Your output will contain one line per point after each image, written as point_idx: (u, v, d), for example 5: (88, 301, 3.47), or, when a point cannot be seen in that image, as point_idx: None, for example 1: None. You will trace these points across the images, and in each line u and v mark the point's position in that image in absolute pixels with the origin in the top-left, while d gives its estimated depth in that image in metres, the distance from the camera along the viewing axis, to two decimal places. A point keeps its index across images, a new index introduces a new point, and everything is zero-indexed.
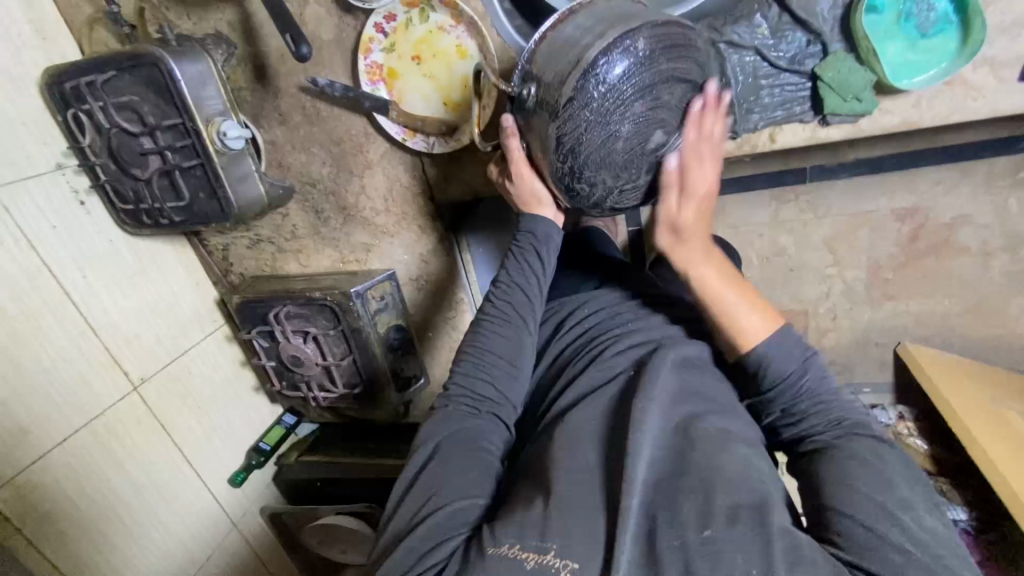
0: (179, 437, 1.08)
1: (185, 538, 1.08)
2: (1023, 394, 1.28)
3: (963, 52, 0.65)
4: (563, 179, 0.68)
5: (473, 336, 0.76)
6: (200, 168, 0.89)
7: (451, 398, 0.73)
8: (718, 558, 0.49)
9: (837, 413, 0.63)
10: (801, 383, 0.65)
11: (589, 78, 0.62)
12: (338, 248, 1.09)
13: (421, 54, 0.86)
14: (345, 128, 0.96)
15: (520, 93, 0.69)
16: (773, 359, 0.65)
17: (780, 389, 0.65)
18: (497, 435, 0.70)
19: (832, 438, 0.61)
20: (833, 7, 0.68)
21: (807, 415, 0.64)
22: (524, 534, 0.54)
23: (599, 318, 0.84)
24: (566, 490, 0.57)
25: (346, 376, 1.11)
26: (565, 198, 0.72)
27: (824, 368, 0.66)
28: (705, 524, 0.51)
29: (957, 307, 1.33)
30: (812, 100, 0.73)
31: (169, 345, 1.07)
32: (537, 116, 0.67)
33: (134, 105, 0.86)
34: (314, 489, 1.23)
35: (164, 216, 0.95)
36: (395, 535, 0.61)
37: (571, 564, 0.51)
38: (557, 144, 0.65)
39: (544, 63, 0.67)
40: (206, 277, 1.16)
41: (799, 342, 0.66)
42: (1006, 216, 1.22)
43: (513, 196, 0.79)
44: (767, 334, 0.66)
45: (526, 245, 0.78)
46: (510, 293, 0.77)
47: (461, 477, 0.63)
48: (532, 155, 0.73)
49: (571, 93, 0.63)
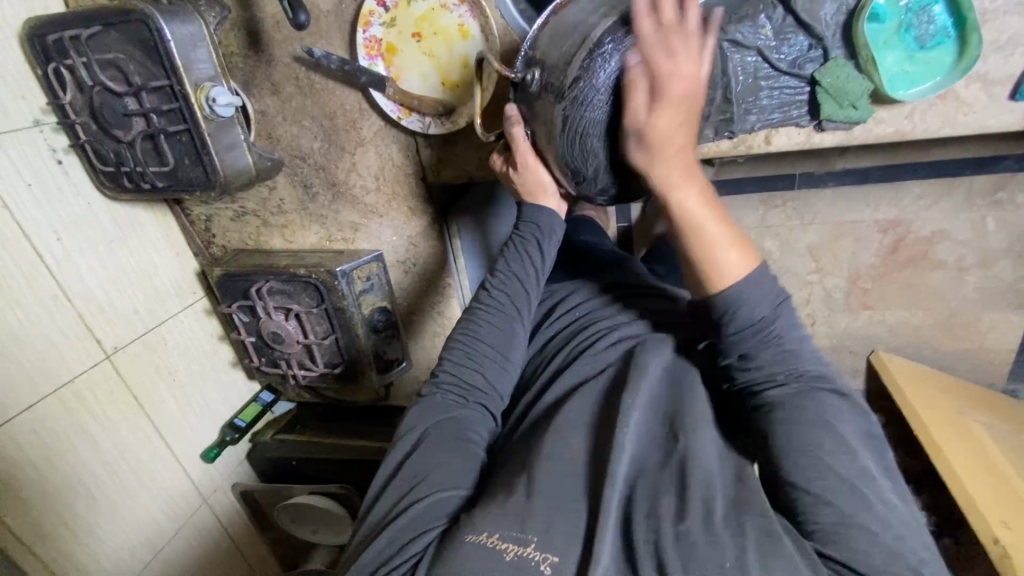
0: (153, 409, 1.06)
1: (154, 512, 1.06)
2: (986, 406, 1.33)
3: (958, 67, 0.66)
4: (571, 164, 0.67)
5: (465, 324, 0.76)
6: (187, 134, 0.86)
7: (439, 386, 0.72)
8: (694, 551, 0.50)
9: (800, 367, 0.60)
10: (770, 331, 0.60)
11: (595, 59, 0.61)
12: (325, 226, 1.07)
13: (421, 31, 0.84)
14: (338, 103, 0.94)
15: (523, 79, 0.69)
16: (744, 305, 0.59)
17: (745, 335, 0.60)
18: (483, 426, 0.71)
19: (790, 394, 0.58)
20: (836, 13, 0.68)
21: (769, 363, 0.60)
22: (503, 526, 0.54)
23: (589, 308, 0.85)
24: (548, 480, 0.58)
25: (327, 355, 1.09)
26: (570, 184, 0.71)
27: (797, 317, 0.61)
28: (680, 517, 0.52)
29: (930, 319, 1.37)
30: (808, 105, 0.74)
31: (146, 315, 1.04)
32: (540, 101, 0.67)
33: (120, 64, 0.83)
34: (288, 468, 1.22)
35: (146, 180, 0.92)
36: (376, 523, 0.61)
37: (550, 558, 0.51)
38: (565, 127, 0.64)
39: (548, 46, 0.67)
40: (187, 247, 1.14)
41: (773, 286, 0.61)
42: (982, 234, 1.25)
43: (516, 184, 0.77)
44: (744, 273, 0.60)
45: (528, 236, 0.76)
46: (508, 284, 0.76)
47: (445, 467, 0.63)
48: (537, 143, 0.72)
49: (576, 73, 0.62)
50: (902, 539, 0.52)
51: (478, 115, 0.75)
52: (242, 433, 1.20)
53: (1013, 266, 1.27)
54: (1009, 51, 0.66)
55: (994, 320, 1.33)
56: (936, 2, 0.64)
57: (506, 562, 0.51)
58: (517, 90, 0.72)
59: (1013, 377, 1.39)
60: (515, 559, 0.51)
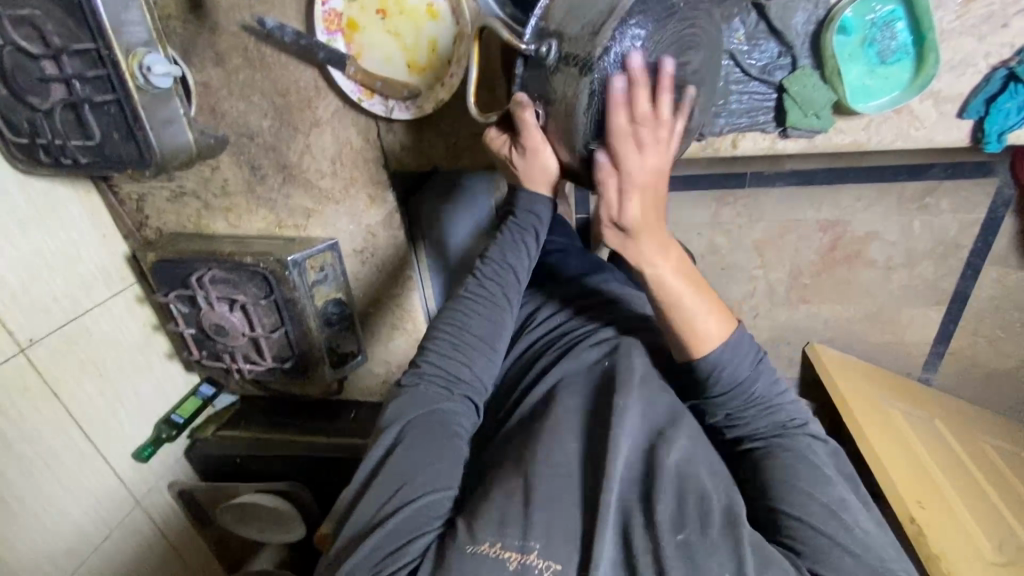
0: (75, 406, 0.97)
1: (80, 517, 0.98)
2: (906, 393, 1.45)
3: (915, 84, 0.69)
4: (589, 148, 0.62)
5: (450, 313, 0.73)
6: (116, 105, 0.76)
7: (422, 376, 0.70)
8: (691, 561, 0.53)
9: (779, 419, 0.64)
10: (750, 390, 0.64)
11: (624, 30, 0.58)
12: (275, 211, 1.00)
13: (387, 8, 0.78)
14: (292, 80, 0.86)
15: (536, 52, 0.63)
16: (726, 367, 0.63)
17: (732, 394, 0.64)
18: (469, 418, 0.70)
19: (770, 442, 0.63)
20: (807, 24, 0.69)
21: (752, 419, 0.65)
22: (505, 533, 0.56)
23: (571, 313, 0.85)
24: (547, 488, 0.60)
25: (275, 349, 1.03)
26: (582, 170, 0.66)
27: (774, 374, 0.66)
28: (678, 527, 0.55)
29: (860, 314, 1.47)
30: (774, 112, 0.75)
31: (67, 302, 0.94)
32: (559, 78, 0.61)
33: (35, 21, 0.72)
34: (233, 467, 1.15)
35: (67, 155, 0.81)
36: (361, 526, 0.60)
37: (553, 565, 0.54)
38: (588, 108, 0.59)
39: (564, 15, 0.61)
40: (116, 228, 1.03)
41: (750, 348, 0.64)
42: (910, 235, 1.34)
43: (518, 169, 0.72)
44: (721, 342, 0.63)
45: (528, 226, 0.73)
46: (500, 272, 0.74)
47: (434, 468, 0.63)
48: (550, 131, 0.67)
49: (607, 42, 0.58)
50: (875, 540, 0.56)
51: (473, 97, 0.70)
52: (180, 430, 1.13)
53: (935, 266, 1.37)
54: (960, 71, 0.69)
55: (915, 315, 1.44)
56: (899, 19, 0.66)
57: (511, 570, 0.53)
58: (524, 66, 0.66)
59: (927, 367, 1.52)
60: (519, 567, 0.54)
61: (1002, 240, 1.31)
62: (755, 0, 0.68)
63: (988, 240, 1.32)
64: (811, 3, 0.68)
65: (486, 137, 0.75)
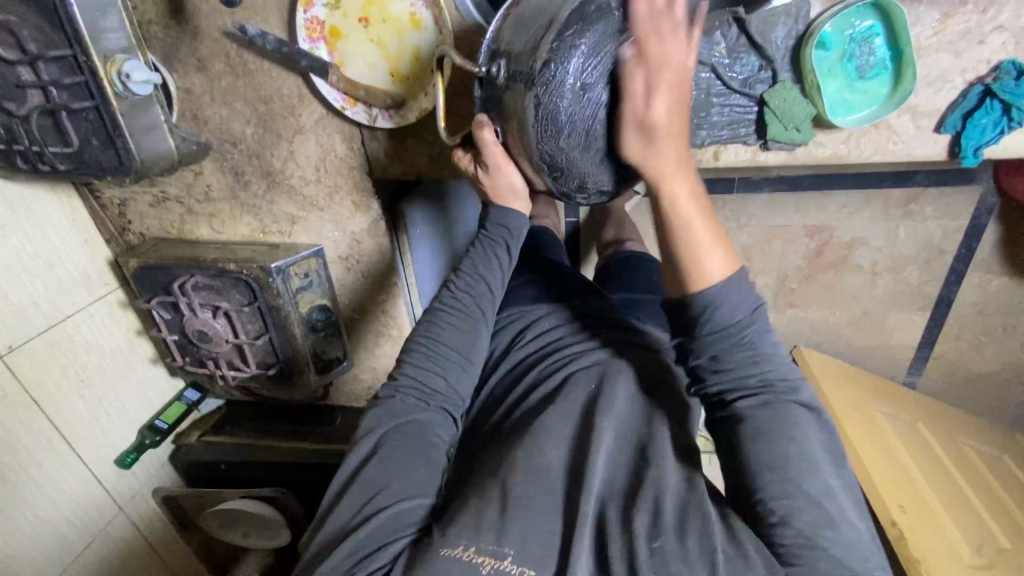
0: (57, 413, 0.96)
1: (60, 524, 0.97)
2: (890, 397, 1.46)
3: (892, 99, 0.69)
4: (546, 159, 0.63)
5: (426, 327, 0.73)
6: (94, 112, 0.76)
7: (398, 389, 0.70)
8: (665, 566, 0.54)
9: (773, 375, 0.60)
10: (742, 335, 0.59)
11: (563, 40, 0.58)
12: (259, 217, 0.99)
13: (369, 16, 0.78)
14: (275, 87, 0.86)
15: (489, 72, 0.65)
16: (723, 303, 0.58)
17: (719, 335, 0.59)
18: (445, 429, 0.70)
19: (754, 405, 0.60)
20: (786, 37, 0.70)
21: (740, 375, 0.60)
22: (479, 539, 0.56)
23: (557, 333, 0.85)
24: (525, 496, 0.60)
25: (259, 355, 1.03)
26: (546, 180, 0.67)
27: (769, 322, 0.61)
28: (653, 536, 0.56)
29: (845, 319, 1.48)
30: (756, 125, 0.75)
31: (47, 308, 0.93)
32: (509, 95, 0.63)
33: (11, 28, 0.71)
34: (217, 473, 1.14)
35: (45, 161, 0.80)
36: (335, 532, 0.61)
37: (526, 571, 0.54)
38: (538, 120, 0.61)
39: (511, 35, 0.63)
40: (98, 233, 1.03)
41: (751, 290, 0.60)
42: (895, 241, 1.35)
43: (485, 188, 0.72)
44: (724, 274, 0.58)
45: (497, 238, 0.73)
46: (473, 283, 0.74)
47: (409, 474, 0.63)
48: (510, 144, 0.67)
49: (546, 55, 0.59)
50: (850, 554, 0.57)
51: (443, 117, 0.70)
52: (164, 435, 1.11)
53: (919, 272, 1.38)
54: (938, 87, 0.70)
55: (899, 320, 1.45)
56: (877, 35, 0.67)
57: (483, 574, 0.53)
58: (483, 87, 0.68)
59: (911, 370, 1.54)
60: (492, 571, 0.54)
61: (984, 246, 1.33)
62: (736, 14, 0.69)
63: (971, 247, 1.33)
64: (791, 17, 0.69)
65: (454, 158, 0.75)
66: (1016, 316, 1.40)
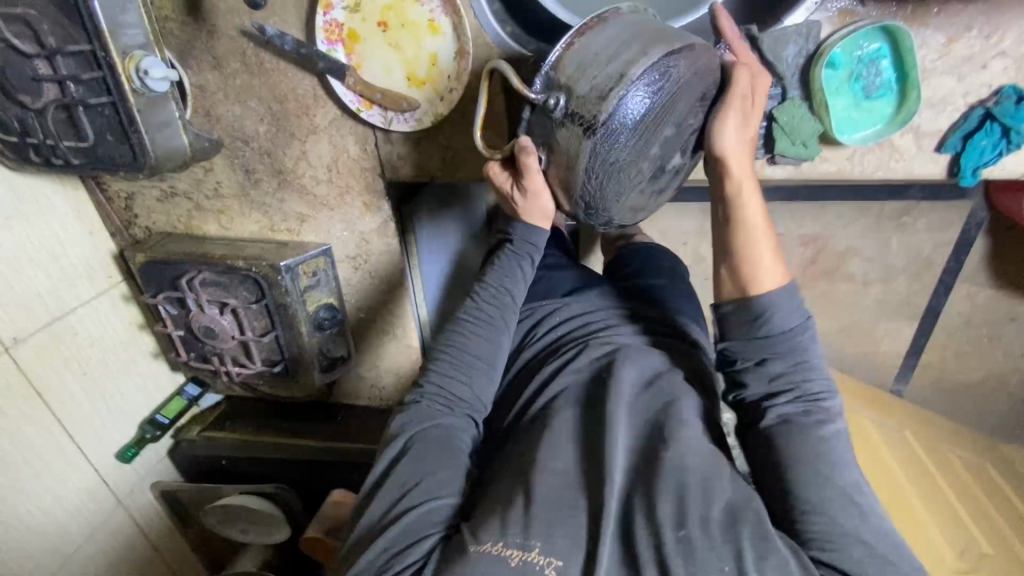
0: (58, 405, 0.96)
1: (60, 517, 0.97)
2: (879, 404, 1.50)
3: (895, 119, 0.72)
4: (587, 198, 0.68)
5: (450, 335, 0.75)
6: (110, 107, 0.76)
7: (424, 395, 0.72)
8: (697, 556, 0.55)
9: (812, 387, 0.64)
10: (796, 341, 0.64)
11: (630, 97, 0.61)
12: (268, 215, 1.00)
13: (388, 21, 0.79)
14: (290, 86, 0.86)
15: (545, 101, 0.64)
16: (778, 313, 0.64)
17: (779, 342, 0.64)
18: (470, 434, 0.71)
19: (795, 408, 0.64)
20: (797, 56, 0.72)
21: (784, 377, 0.65)
22: (508, 534, 0.58)
23: (570, 326, 0.87)
24: (547, 493, 0.62)
25: (265, 352, 1.04)
26: (578, 213, 0.71)
27: (818, 338, 0.65)
28: (682, 525, 0.58)
29: (837, 327, 1.51)
30: (764, 140, 0.77)
31: (51, 300, 0.93)
32: (564, 131, 0.64)
33: (30, 21, 0.71)
34: (216, 467, 1.15)
35: (57, 155, 0.80)
36: (365, 535, 0.63)
37: (555, 562, 0.56)
38: (588, 165, 0.64)
39: (577, 73, 0.63)
40: (103, 226, 1.02)
41: (800, 305, 0.65)
42: (887, 252, 1.38)
43: (516, 205, 0.74)
44: (779, 283, 0.65)
45: (524, 252, 0.77)
46: (497, 294, 0.76)
47: (435, 477, 0.65)
48: (553, 176, 0.69)
49: (611, 109, 0.61)
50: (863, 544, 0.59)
51: (482, 132, 0.70)
52: (164, 430, 1.11)
53: (909, 282, 1.42)
54: (941, 109, 0.72)
55: (889, 329, 1.49)
56: (884, 57, 0.70)
57: (513, 567, 0.55)
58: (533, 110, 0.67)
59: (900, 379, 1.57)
60: (520, 564, 0.56)
61: (972, 259, 1.37)
62: (749, 32, 0.71)
63: (960, 259, 1.37)
64: (802, 37, 0.71)
65: (487, 169, 0.76)
66: (1001, 327, 1.45)
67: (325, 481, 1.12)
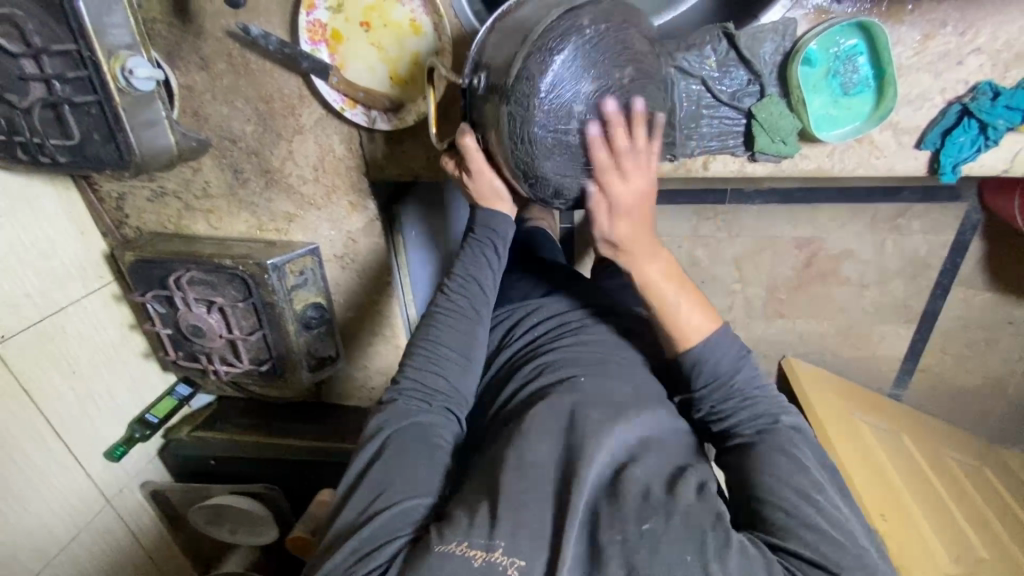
0: (46, 404, 0.96)
1: (45, 516, 0.97)
2: (874, 407, 1.48)
3: (874, 116, 0.72)
4: (521, 167, 0.63)
5: (426, 329, 0.76)
6: (96, 106, 0.77)
7: (401, 391, 0.72)
8: (661, 555, 0.55)
9: (761, 410, 0.68)
10: (733, 381, 0.69)
11: (536, 54, 0.59)
12: (256, 214, 1.00)
13: (370, 21, 0.80)
14: (275, 86, 0.87)
15: (471, 83, 0.67)
16: (709, 360, 0.69)
17: (713, 388, 0.69)
18: (449, 428, 0.72)
19: (757, 436, 0.66)
20: (774, 53, 0.72)
21: (734, 410, 0.69)
22: (472, 534, 0.57)
23: (544, 327, 0.87)
24: (524, 488, 0.61)
25: (252, 351, 1.04)
26: (525, 188, 0.67)
27: (757, 369, 0.71)
28: (644, 520, 0.57)
29: (832, 329, 1.50)
30: (744, 137, 0.77)
31: (40, 299, 0.94)
32: (487, 104, 0.64)
33: (17, 21, 0.72)
34: (206, 468, 1.16)
35: (46, 153, 0.81)
36: (340, 533, 0.62)
37: (518, 563, 0.55)
38: (511, 131, 0.61)
39: (494, 48, 0.64)
40: (95, 226, 1.04)
41: (734, 344, 0.70)
42: (881, 255, 1.38)
43: (469, 190, 0.74)
44: (707, 332, 0.69)
45: (485, 240, 0.76)
46: (467, 284, 0.76)
47: (411, 475, 0.65)
48: (490, 151, 0.68)
49: (518, 71, 0.59)
50: (847, 540, 0.58)
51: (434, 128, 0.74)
52: (154, 429, 1.12)
53: (904, 286, 1.41)
54: (918, 105, 0.72)
55: (885, 332, 1.48)
56: (861, 54, 0.70)
57: (476, 567, 0.55)
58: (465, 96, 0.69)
59: (897, 383, 1.55)
60: (484, 565, 0.55)
61: (967, 262, 1.36)
62: (725, 30, 0.71)
63: (954, 261, 1.36)
64: (778, 34, 0.71)
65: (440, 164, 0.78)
66: (998, 330, 1.43)
67: (310, 481, 1.12)
